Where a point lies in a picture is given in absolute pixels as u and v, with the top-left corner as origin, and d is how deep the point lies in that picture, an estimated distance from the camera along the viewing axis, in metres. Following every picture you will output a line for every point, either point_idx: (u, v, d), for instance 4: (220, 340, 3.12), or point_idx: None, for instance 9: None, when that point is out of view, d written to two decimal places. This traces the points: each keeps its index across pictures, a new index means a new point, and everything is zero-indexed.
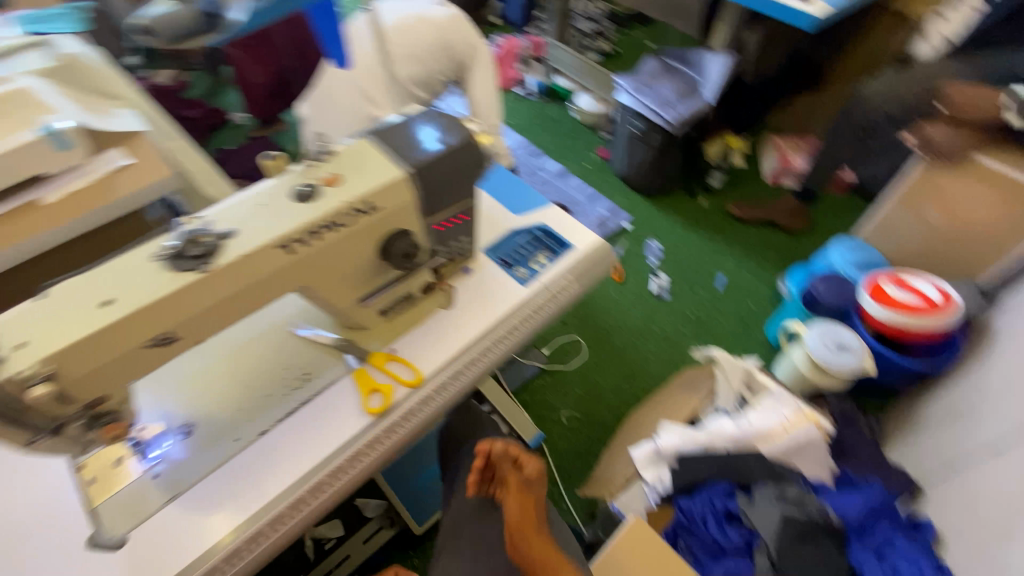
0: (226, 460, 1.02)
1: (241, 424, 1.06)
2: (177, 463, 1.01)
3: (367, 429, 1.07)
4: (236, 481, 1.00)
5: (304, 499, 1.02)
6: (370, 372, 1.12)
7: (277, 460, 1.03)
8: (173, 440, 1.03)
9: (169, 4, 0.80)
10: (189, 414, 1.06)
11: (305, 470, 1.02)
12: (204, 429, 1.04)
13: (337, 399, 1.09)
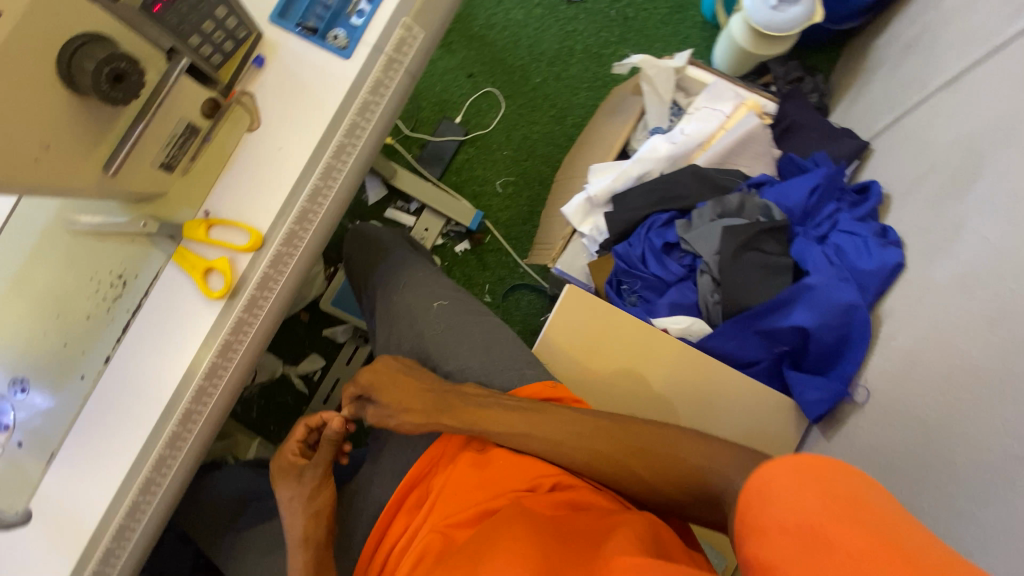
0: (84, 406, 0.66)
1: (87, 353, 0.67)
2: (42, 418, 0.67)
3: (217, 317, 0.66)
4: (113, 421, 0.66)
5: (193, 411, 0.67)
6: (194, 248, 0.67)
7: (146, 385, 0.66)
8: (16, 397, 0.66)
9: None
10: (22, 359, 0.66)
11: (184, 364, 0.66)
12: (48, 369, 0.66)
13: (167, 301, 0.66)
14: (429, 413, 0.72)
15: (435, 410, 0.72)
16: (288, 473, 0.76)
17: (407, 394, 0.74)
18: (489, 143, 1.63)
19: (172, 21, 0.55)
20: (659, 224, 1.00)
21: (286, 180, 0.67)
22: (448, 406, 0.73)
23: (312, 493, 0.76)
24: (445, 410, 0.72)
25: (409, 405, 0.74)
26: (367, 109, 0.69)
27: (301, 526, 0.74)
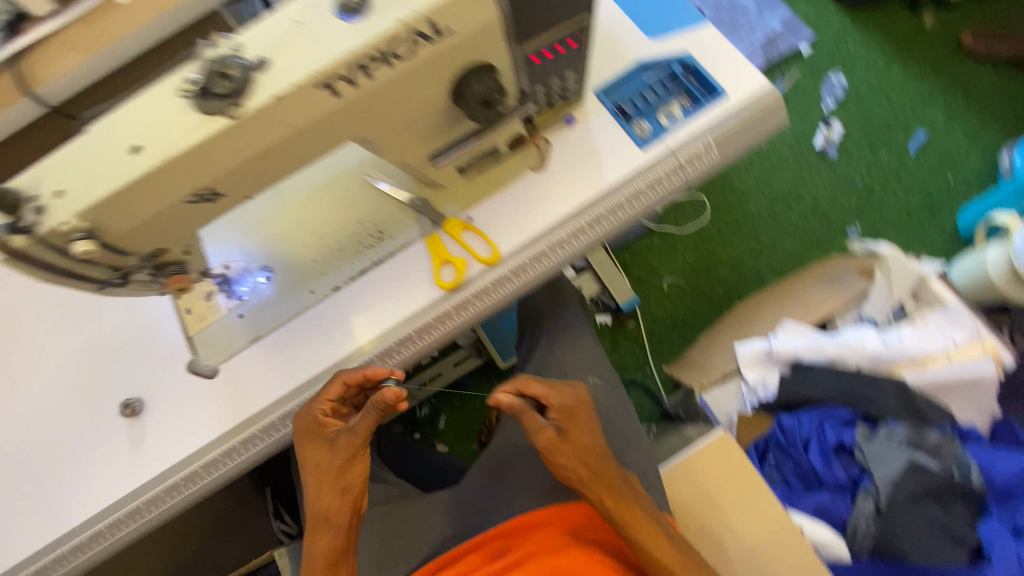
0: (301, 312, 0.80)
1: (322, 275, 0.80)
2: (262, 305, 0.80)
3: (436, 302, 0.77)
4: (314, 337, 0.79)
5: (371, 364, 0.78)
6: (444, 239, 0.78)
7: (354, 322, 0.78)
8: (256, 280, 0.80)
9: (626, 68, 0.78)
10: (276, 255, 0.81)
11: (392, 322, 0.77)
12: (289, 273, 0.80)
13: (406, 270, 0.79)
14: (586, 475, 0.71)
15: (597, 477, 0.71)
16: (321, 439, 0.75)
17: (581, 445, 0.72)
18: (677, 241, 1.63)
19: (535, 71, 0.67)
20: (837, 420, 0.97)
21: (541, 221, 0.75)
22: (605, 481, 0.71)
23: (344, 469, 0.76)
24: (601, 482, 0.71)
25: (579, 455, 0.71)
26: (634, 197, 0.75)
27: (326, 501, 0.76)
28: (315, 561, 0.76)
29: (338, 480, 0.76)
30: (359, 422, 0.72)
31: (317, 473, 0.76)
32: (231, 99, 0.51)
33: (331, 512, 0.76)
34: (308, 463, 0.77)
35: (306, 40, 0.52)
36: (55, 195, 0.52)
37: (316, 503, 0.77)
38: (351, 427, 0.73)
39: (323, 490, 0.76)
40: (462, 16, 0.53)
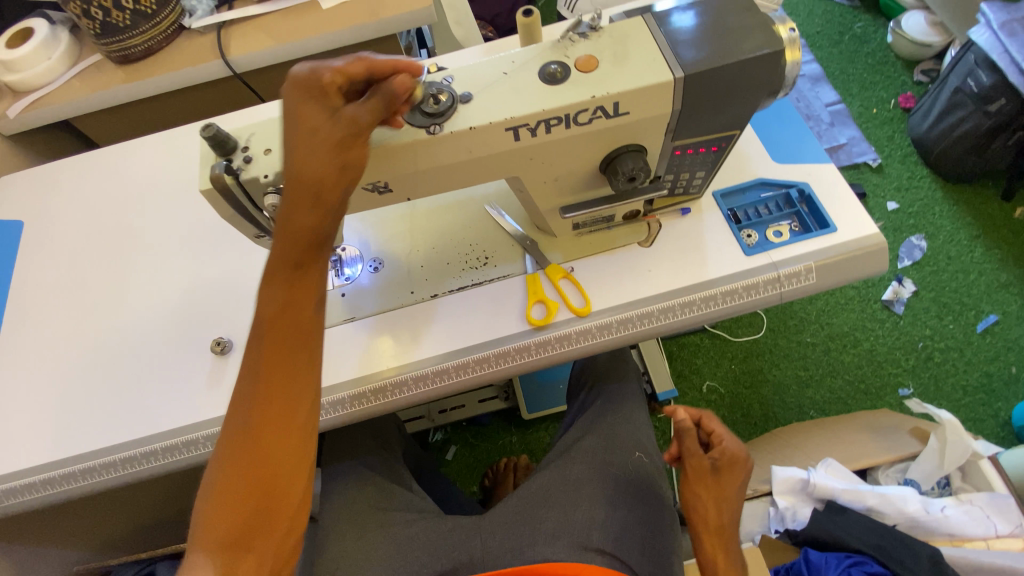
0: (394, 307, 0.86)
1: (422, 280, 0.88)
2: (361, 291, 0.87)
3: (520, 334, 0.81)
4: (399, 331, 0.84)
5: (444, 373, 0.81)
6: (541, 280, 0.84)
7: (439, 330, 0.84)
8: (365, 268, 0.89)
9: (744, 181, 0.86)
10: (388, 252, 0.90)
11: (474, 341, 0.82)
12: (395, 271, 0.88)
13: (499, 298, 0.84)
14: (708, 514, 0.80)
15: (715, 530, 0.79)
16: (318, 107, 0.54)
17: (718, 496, 0.80)
18: (726, 348, 1.66)
19: (674, 162, 0.73)
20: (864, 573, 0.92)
21: (637, 293, 0.81)
22: (717, 533, 0.79)
23: (341, 146, 0.55)
24: (715, 530, 0.79)
25: (715, 502, 0.80)
26: (730, 294, 0.79)
27: (304, 208, 0.56)
28: (283, 233, 0.57)
29: (333, 165, 0.55)
30: (362, 102, 0.55)
31: (300, 161, 0.54)
32: (435, 119, 0.60)
33: (290, 310, 0.57)
34: (290, 151, 0.54)
35: (508, 89, 0.61)
36: (263, 152, 0.60)
37: (286, 185, 0.56)
38: (352, 109, 0.54)
39: (309, 172, 0.54)
40: (640, 104, 0.61)
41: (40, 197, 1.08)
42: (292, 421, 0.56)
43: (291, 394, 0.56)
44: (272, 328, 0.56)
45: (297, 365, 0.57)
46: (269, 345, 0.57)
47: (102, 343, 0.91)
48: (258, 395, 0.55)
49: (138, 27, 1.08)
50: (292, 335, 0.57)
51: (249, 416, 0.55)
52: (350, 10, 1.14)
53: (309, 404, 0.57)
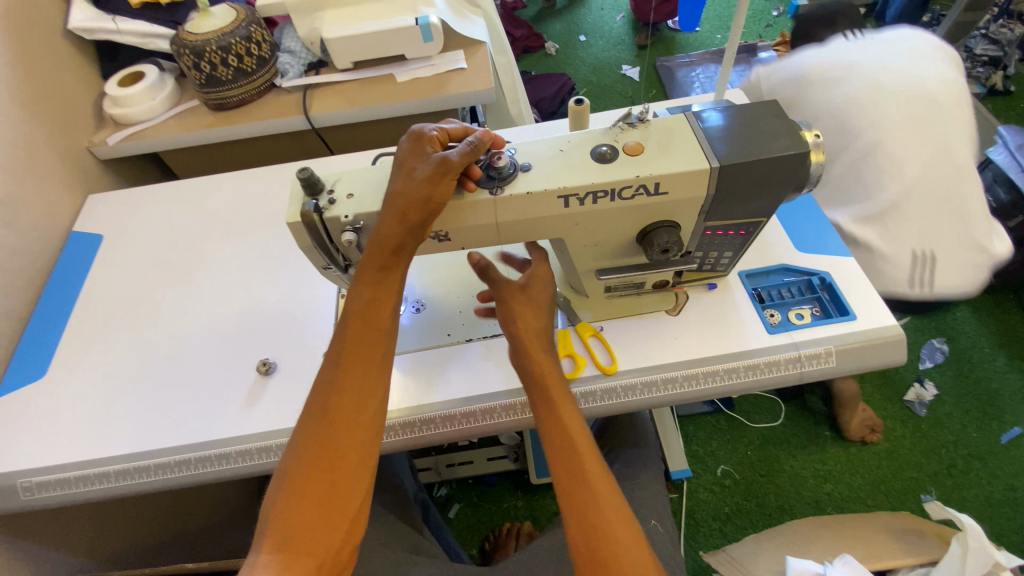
0: (429, 347, 0.92)
1: (458, 325, 0.94)
2: (400, 330, 0.94)
3: None
4: (432, 370, 0.89)
5: (470, 416, 0.84)
6: (569, 337, 0.89)
7: (469, 373, 0.88)
8: (406, 308, 0.95)
9: (768, 264, 0.93)
10: (430, 295, 0.97)
11: (502, 388, 0.86)
12: (434, 312, 0.95)
13: None
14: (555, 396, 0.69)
15: (533, 338, 0.74)
16: (421, 152, 0.64)
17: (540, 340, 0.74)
18: (742, 432, 1.65)
19: (706, 240, 0.80)
20: None
21: (663, 357, 0.85)
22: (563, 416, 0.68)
23: (431, 178, 0.62)
24: (561, 402, 0.68)
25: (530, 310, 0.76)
26: (752, 368, 0.83)
27: (392, 223, 0.62)
28: (374, 244, 0.63)
29: (421, 190, 0.62)
30: (454, 152, 0.63)
31: (398, 190, 0.63)
32: (497, 182, 0.69)
33: (372, 308, 0.62)
34: (393, 183, 0.64)
35: (564, 164, 0.70)
36: (346, 196, 0.69)
37: (384, 204, 0.63)
38: (446, 153, 0.63)
39: (403, 196, 0.62)
40: (679, 186, 0.69)
41: (121, 217, 1.19)
42: (361, 416, 0.58)
43: (361, 391, 0.59)
44: (353, 323, 0.61)
45: (371, 360, 0.61)
46: (350, 340, 0.61)
47: (155, 354, 0.98)
48: (334, 386, 0.59)
49: (237, 81, 1.25)
50: (370, 334, 0.61)
51: (324, 405, 0.58)
52: (420, 86, 1.29)
53: (377, 403, 0.60)
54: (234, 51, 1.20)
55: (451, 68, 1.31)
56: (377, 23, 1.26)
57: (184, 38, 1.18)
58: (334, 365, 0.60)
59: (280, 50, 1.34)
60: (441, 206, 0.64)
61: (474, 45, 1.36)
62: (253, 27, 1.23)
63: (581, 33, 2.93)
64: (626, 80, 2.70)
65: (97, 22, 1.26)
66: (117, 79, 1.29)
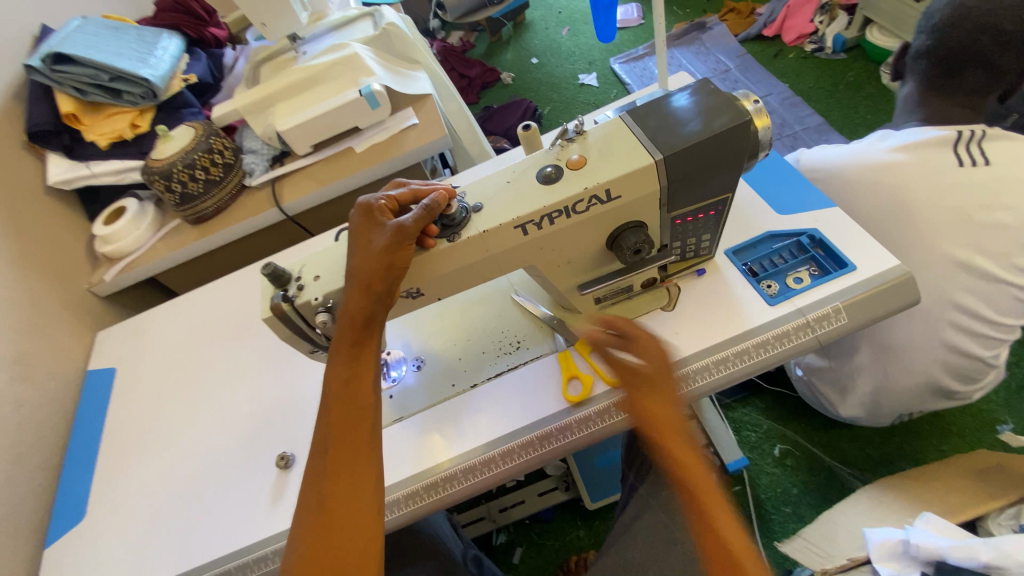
0: (438, 402, 0.91)
1: (460, 373, 0.93)
2: (406, 392, 0.93)
3: (559, 414, 0.83)
4: (445, 426, 0.88)
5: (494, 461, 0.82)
6: (572, 357, 0.88)
7: (479, 417, 0.87)
8: (408, 368, 0.95)
9: (752, 236, 0.90)
10: (429, 349, 0.97)
11: (518, 426, 0.84)
12: (437, 366, 0.94)
13: (537, 380, 0.88)
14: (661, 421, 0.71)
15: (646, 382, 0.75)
16: (374, 224, 0.64)
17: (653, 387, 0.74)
18: (790, 406, 1.58)
19: (678, 230, 0.79)
20: None
21: (669, 356, 0.82)
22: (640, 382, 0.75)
23: (391, 248, 0.63)
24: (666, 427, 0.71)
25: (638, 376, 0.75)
26: (762, 345, 0.79)
27: (358, 297, 0.62)
28: (344, 319, 0.63)
29: (381, 260, 0.63)
30: (409, 218, 0.64)
31: (358, 264, 0.63)
32: (452, 230, 0.69)
33: (350, 387, 0.61)
34: (351, 258, 0.64)
35: (513, 194, 0.70)
36: (313, 279, 0.71)
37: (349, 279, 0.63)
38: (400, 219, 0.64)
39: (364, 270, 0.63)
40: (630, 187, 0.69)
41: (127, 345, 1.24)
42: (358, 501, 0.56)
43: (354, 477, 0.57)
44: (334, 406, 0.59)
45: (360, 442, 0.58)
46: (334, 421, 0.59)
47: (182, 474, 0.99)
48: (326, 477, 0.57)
49: (209, 192, 1.30)
50: (353, 414, 0.59)
51: (319, 495, 0.56)
52: (379, 152, 1.34)
53: (373, 485, 0.57)
54: (200, 164, 1.26)
55: (403, 126, 1.35)
56: (325, 103, 1.30)
57: (151, 166, 1.24)
58: (321, 448, 0.59)
59: (244, 151, 1.39)
60: (404, 270, 0.65)
61: (421, 99, 1.39)
62: (212, 138, 1.29)
63: (533, 55, 3.00)
64: (585, 88, 2.73)
65: (75, 172, 1.33)
66: (102, 219, 1.35)
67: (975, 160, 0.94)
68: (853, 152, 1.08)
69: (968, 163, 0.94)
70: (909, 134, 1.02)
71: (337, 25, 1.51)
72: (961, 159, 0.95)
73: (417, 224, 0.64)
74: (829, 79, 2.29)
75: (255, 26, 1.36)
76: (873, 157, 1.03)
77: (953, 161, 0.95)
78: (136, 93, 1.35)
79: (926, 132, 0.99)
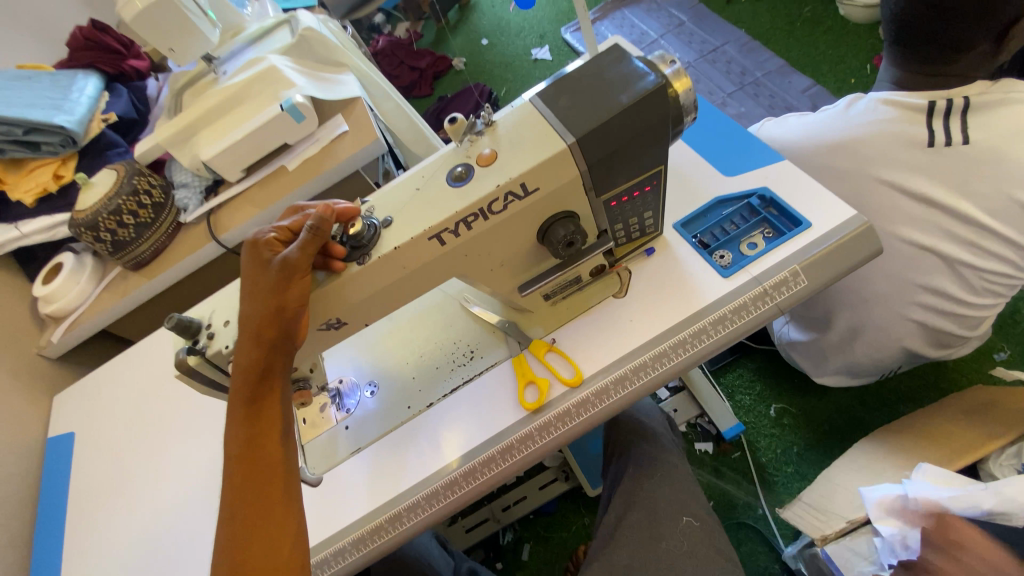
0: (396, 426, 0.86)
1: (416, 392, 0.87)
2: (363, 421, 0.87)
3: (518, 424, 0.78)
4: (406, 451, 0.83)
5: (454, 483, 0.78)
6: (526, 359, 0.83)
7: (438, 438, 0.82)
8: (362, 394, 0.89)
9: (701, 205, 0.84)
10: (379, 370, 0.90)
11: (477, 442, 0.80)
12: (391, 388, 0.88)
13: (494, 389, 0.83)
14: None
15: None
16: (260, 261, 0.59)
17: None
18: (781, 365, 1.53)
19: (614, 213, 0.73)
20: None
21: (625, 346, 0.77)
22: None
23: (277, 288, 0.58)
24: None
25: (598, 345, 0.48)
26: (720, 322, 0.74)
27: (251, 345, 0.57)
28: (238, 369, 0.58)
29: (269, 304, 0.57)
30: (293, 248, 0.58)
31: (248, 308, 0.58)
32: (359, 251, 0.63)
33: (255, 443, 0.57)
34: (243, 303, 0.59)
35: (423, 203, 0.64)
36: (223, 325, 0.65)
37: (242, 325, 0.58)
38: (284, 253, 0.58)
39: (252, 317, 0.58)
40: (547, 177, 0.63)
41: (83, 406, 1.19)
42: (276, 567, 0.54)
43: (272, 540, 0.54)
44: (239, 470, 0.56)
45: (271, 502, 0.55)
46: (242, 483, 0.56)
47: (151, 535, 0.96)
48: (237, 544, 0.54)
49: (142, 236, 1.23)
50: (263, 473, 0.56)
51: (229, 568, 0.53)
52: (314, 167, 1.28)
53: (294, 545, 0.55)
54: (126, 209, 1.19)
55: (335, 135, 1.28)
56: (247, 124, 1.22)
57: (77, 218, 1.17)
58: (230, 512, 0.55)
59: (176, 185, 1.33)
60: (300, 311, 0.60)
61: (351, 104, 1.32)
62: (136, 178, 1.21)
63: (482, 37, 2.88)
64: (539, 64, 2.63)
65: (3, 235, 1.27)
66: (40, 278, 1.29)
67: (950, 140, 0.87)
68: (813, 125, 1.03)
69: (941, 142, 0.88)
70: (876, 101, 0.94)
71: (256, 37, 1.42)
72: (933, 138, 0.88)
73: (304, 254, 0.59)
74: (785, 18, 2.19)
75: (163, 53, 1.28)
76: (836, 127, 0.98)
77: (924, 141, 0.89)
78: (55, 143, 1.26)
79: (899, 100, 0.91)
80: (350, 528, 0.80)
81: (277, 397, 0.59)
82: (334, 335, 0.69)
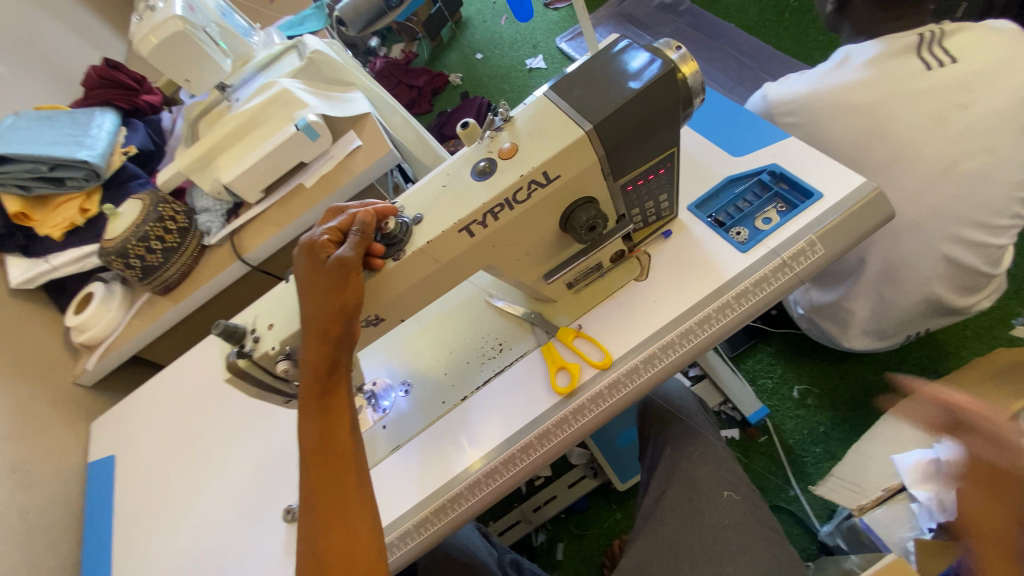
0: (432, 420, 0.88)
1: (450, 386, 0.89)
2: (400, 418, 0.90)
3: (552, 411, 0.80)
4: (444, 444, 0.85)
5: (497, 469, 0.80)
6: (555, 347, 0.85)
7: (476, 429, 0.84)
8: (397, 393, 0.91)
9: (712, 185, 0.86)
10: (412, 369, 0.92)
11: (515, 429, 0.82)
12: (425, 385, 0.90)
13: (526, 380, 0.85)
14: None
15: None
16: (317, 262, 0.62)
17: None
18: (799, 345, 1.54)
19: (632, 197, 0.75)
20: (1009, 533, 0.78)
21: (649, 327, 0.79)
22: None
23: (336, 287, 0.60)
24: None
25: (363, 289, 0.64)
26: (743, 295, 0.76)
27: (316, 344, 0.60)
28: (303, 369, 0.62)
29: (328, 302, 0.60)
30: (348, 249, 0.62)
31: (311, 307, 0.61)
32: (396, 247, 0.66)
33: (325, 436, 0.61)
34: (303, 303, 0.62)
35: (450, 198, 0.68)
36: (267, 329, 0.68)
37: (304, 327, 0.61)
38: (339, 252, 0.61)
39: (317, 315, 0.61)
40: (567, 164, 0.66)
41: (121, 429, 1.22)
42: (357, 548, 0.57)
43: (348, 524, 0.58)
44: (315, 459, 0.59)
45: (345, 490, 0.59)
46: (317, 474, 0.59)
47: (201, 545, 0.99)
48: (318, 528, 0.57)
49: (170, 260, 1.27)
50: (334, 462, 0.60)
51: (315, 552, 0.57)
52: (331, 183, 1.32)
53: (370, 531, 0.59)
54: (153, 235, 1.23)
55: (348, 150, 1.33)
56: (264, 145, 1.26)
57: (106, 246, 1.21)
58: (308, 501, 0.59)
59: (198, 211, 1.36)
60: (358, 307, 0.63)
61: (362, 119, 1.37)
62: (161, 206, 1.26)
63: (477, 51, 2.95)
64: (535, 73, 2.69)
65: (34, 269, 1.31)
66: (72, 308, 1.33)
67: (942, 62, 0.90)
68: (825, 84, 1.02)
69: (935, 65, 0.91)
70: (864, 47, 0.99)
71: (264, 64, 1.48)
72: (929, 64, 0.91)
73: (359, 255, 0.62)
74: (773, 10, 2.23)
75: (179, 83, 1.33)
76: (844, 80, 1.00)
77: (921, 67, 0.91)
78: (79, 177, 1.31)
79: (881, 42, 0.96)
80: (398, 521, 0.82)
81: (341, 393, 0.63)
82: (369, 330, 0.72)
